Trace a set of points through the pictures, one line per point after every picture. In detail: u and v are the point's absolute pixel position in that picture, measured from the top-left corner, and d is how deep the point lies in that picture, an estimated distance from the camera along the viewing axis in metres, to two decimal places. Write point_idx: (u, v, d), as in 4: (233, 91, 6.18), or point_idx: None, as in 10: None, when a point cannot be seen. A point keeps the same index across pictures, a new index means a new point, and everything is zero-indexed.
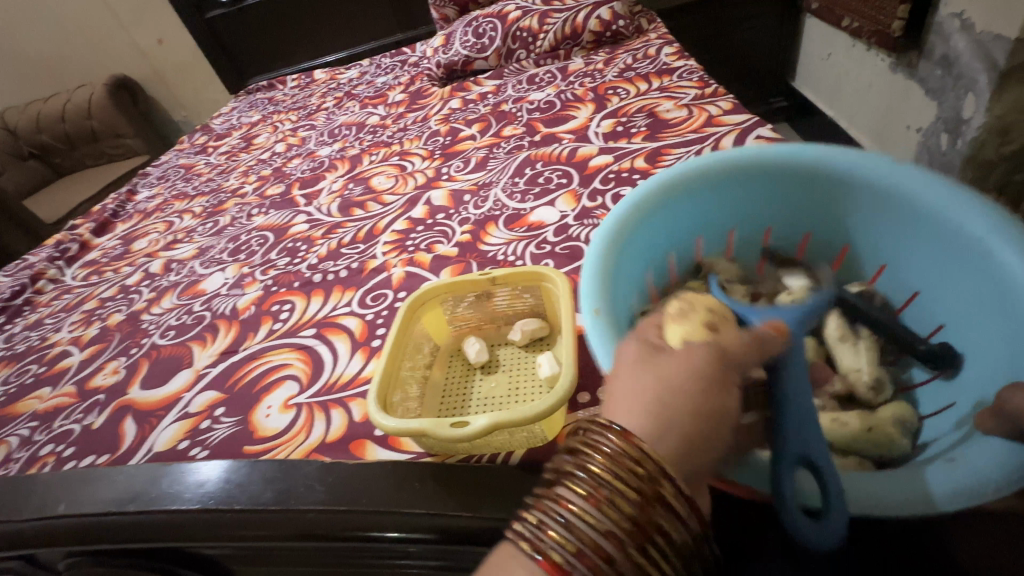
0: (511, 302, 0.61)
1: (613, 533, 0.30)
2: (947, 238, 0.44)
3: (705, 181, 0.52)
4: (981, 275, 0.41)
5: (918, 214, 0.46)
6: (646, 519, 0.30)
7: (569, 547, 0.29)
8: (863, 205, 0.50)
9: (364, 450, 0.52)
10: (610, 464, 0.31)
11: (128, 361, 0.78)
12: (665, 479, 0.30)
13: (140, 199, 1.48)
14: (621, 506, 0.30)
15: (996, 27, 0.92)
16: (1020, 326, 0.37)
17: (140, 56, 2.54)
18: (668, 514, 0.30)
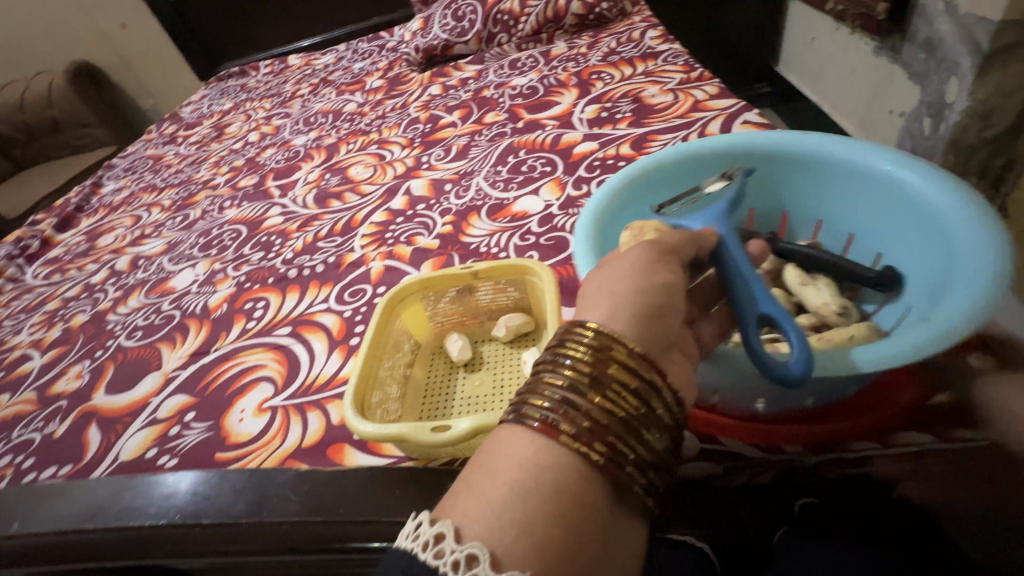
0: (495, 297, 0.59)
1: (582, 393, 0.32)
2: (909, 207, 0.45)
3: (698, 159, 0.54)
4: (933, 236, 0.43)
5: (887, 190, 0.47)
6: (609, 376, 0.32)
7: (546, 411, 0.31)
8: (834, 183, 0.52)
9: (343, 456, 0.50)
10: (569, 343, 0.34)
11: (93, 365, 0.74)
12: (617, 343, 0.33)
13: (105, 192, 1.41)
14: (584, 370, 0.32)
15: (979, 9, 0.92)
16: (952, 256, 0.39)
17: (102, 41, 2.42)
18: (628, 371, 0.32)
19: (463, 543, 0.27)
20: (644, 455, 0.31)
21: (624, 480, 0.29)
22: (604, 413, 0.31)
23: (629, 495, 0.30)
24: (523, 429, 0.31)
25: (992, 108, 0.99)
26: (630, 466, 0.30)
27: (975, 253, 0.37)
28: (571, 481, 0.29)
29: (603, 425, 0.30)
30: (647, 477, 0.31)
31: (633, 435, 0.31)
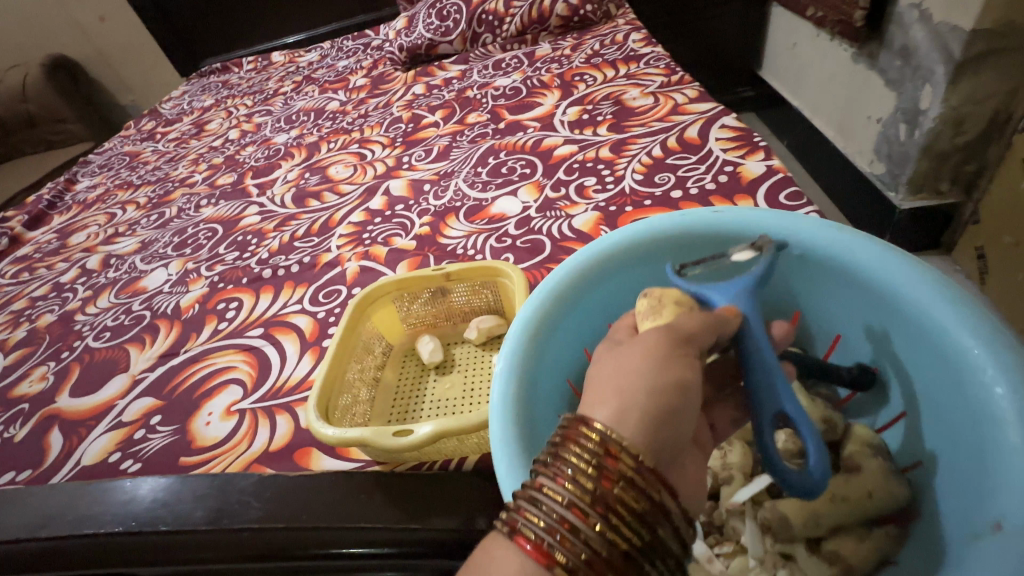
0: (468, 298, 0.59)
1: (586, 516, 0.28)
2: (912, 330, 0.36)
3: (645, 250, 0.45)
4: (949, 381, 0.33)
5: (890, 308, 0.37)
6: (618, 499, 0.28)
7: (542, 533, 0.27)
8: (814, 279, 0.42)
9: (310, 459, 0.49)
10: (576, 448, 0.29)
11: (58, 366, 0.72)
12: (633, 456, 0.29)
13: (79, 189, 1.38)
14: (591, 485, 0.28)
15: (952, 17, 0.93)
16: (975, 415, 0.31)
17: (79, 34, 2.37)
18: (639, 493, 0.29)
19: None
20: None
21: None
22: (606, 544, 0.27)
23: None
24: (512, 545, 0.27)
25: (964, 115, 1.01)
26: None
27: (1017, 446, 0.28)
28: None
29: (602, 559, 0.27)
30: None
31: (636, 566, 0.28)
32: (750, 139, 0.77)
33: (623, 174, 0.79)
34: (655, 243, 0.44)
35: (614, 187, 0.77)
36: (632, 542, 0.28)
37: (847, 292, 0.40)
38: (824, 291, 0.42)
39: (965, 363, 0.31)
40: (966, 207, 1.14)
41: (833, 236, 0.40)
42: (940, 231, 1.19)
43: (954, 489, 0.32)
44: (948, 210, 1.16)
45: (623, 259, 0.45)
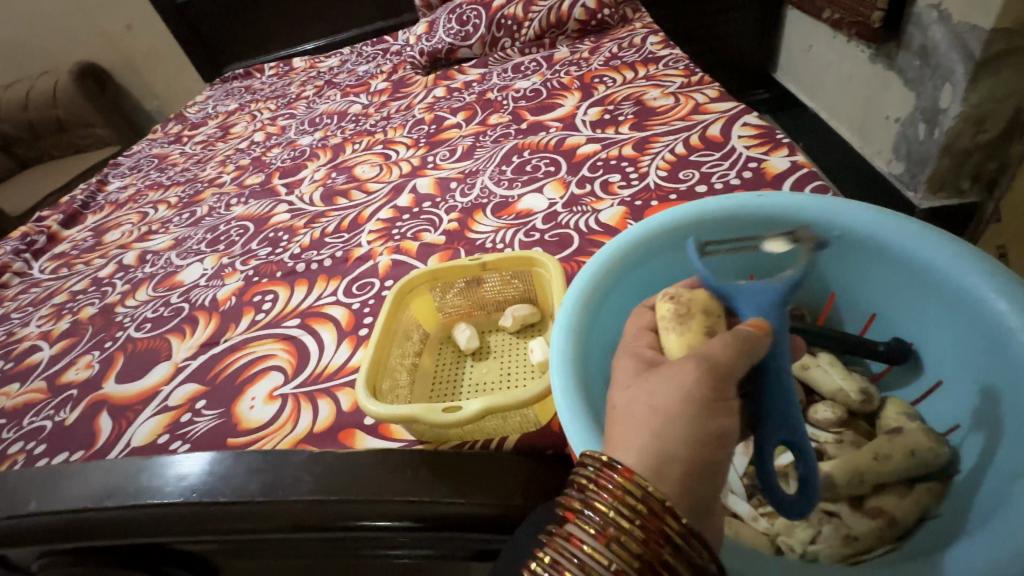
0: (502, 288, 0.61)
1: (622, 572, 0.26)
2: (952, 302, 0.38)
3: (689, 231, 0.46)
4: (988, 347, 0.35)
5: (925, 279, 0.39)
6: (656, 555, 0.27)
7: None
8: (853, 259, 0.44)
9: (354, 440, 0.51)
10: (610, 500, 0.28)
11: (102, 355, 0.75)
12: (670, 511, 0.27)
13: (111, 190, 1.42)
14: (626, 541, 0.27)
15: (973, 17, 0.94)
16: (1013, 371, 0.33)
17: (107, 43, 2.44)
18: (678, 548, 0.27)
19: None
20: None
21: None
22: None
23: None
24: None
25: (985, 114, 1.02)
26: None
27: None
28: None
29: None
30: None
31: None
32: (773, 136, 0.78)
33: (647, 170, 0.80)
34: (698, 225, 0.46)
35: (639, 183, 0.78)
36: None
37: (881, 268, 0.42)
38: (857, 271, 0.44)
39: (1005, 329, 0.33)
40: (987, 206, 1.14)
41: (876, 218, 0.41)
42: (960, 230, 1.19)
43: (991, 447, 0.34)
44: (969, 209, 1.16)
45: (669, 238, 0.46)
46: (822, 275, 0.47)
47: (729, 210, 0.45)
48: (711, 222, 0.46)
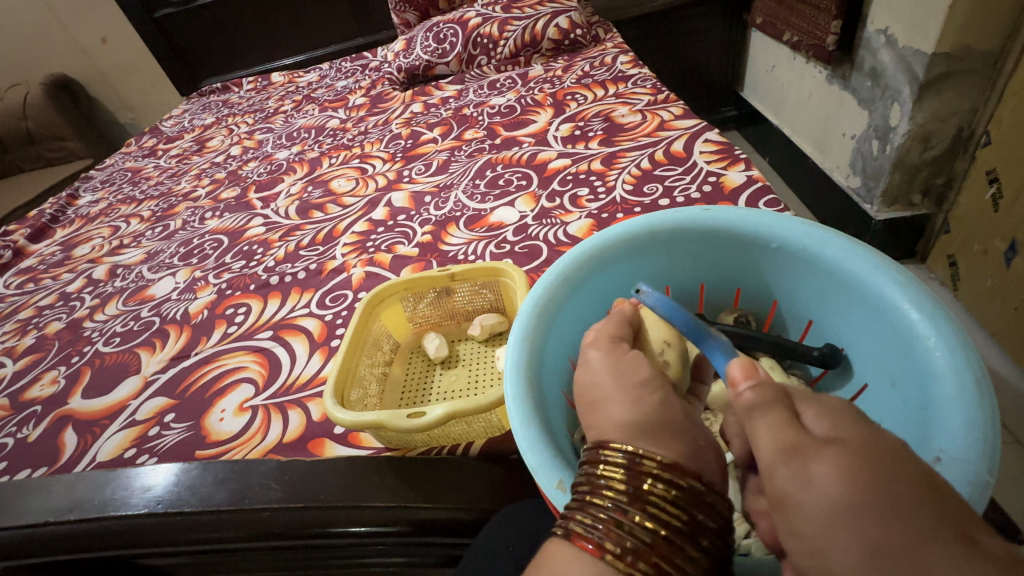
0: (471, 298, 0.62)
1: (622, 510, 0.28)
2: (873, 310, 0.41)
3: (643, 243, 0.49)
4: (901, 352, 0.38)
5: (855, 292, 0.42)
6: (645, 488, 0.29)
7: (601, 530, 0.28)
8: (794, 269, 0.47)
9: (323, 448, 0.52)
10: (599, 463, 0.31)
11: (68, 370, 0.75)
12: (648, 456, 0.30)
13: (82, 204, 1.40)
14: (618, 488, 0.29)
15: (916, 41, 1.01)
16: (923, 382, 0.35)
17: (80, 55, 2.41)
18: (665, 482, 0.29)
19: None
20: (695, 568, 0.28)
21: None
22: (650, 531, 0.28)
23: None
24: (568, 544, 0.28)
25: (931, 132, 1.09)
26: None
27: (953, 396, 0.32)
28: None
29: (648, 541, 0.27)
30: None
31: (682, 545, 0.28)
32: (731, 152, 0.82)
33: (614, 184, 0.84)
34: (652, 238, 0.49)
35: (606, 197, 0.81)
36: (676, 522, 0.28)
37: (818, 279, 0.45)
38: (796, 280, 0.47)
39: (916, 335, 0.37)
40: (937, 218, 1.21)
41: (812, 231, 0.44)
42: (913, 241, 1.26)
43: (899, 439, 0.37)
44: (921, 220, 1.22)
45: (623, 249, 0.49)
46: (766, 282, 0.50)
47: (679, 224, 0.48)
48: (662, 235, 0.48)
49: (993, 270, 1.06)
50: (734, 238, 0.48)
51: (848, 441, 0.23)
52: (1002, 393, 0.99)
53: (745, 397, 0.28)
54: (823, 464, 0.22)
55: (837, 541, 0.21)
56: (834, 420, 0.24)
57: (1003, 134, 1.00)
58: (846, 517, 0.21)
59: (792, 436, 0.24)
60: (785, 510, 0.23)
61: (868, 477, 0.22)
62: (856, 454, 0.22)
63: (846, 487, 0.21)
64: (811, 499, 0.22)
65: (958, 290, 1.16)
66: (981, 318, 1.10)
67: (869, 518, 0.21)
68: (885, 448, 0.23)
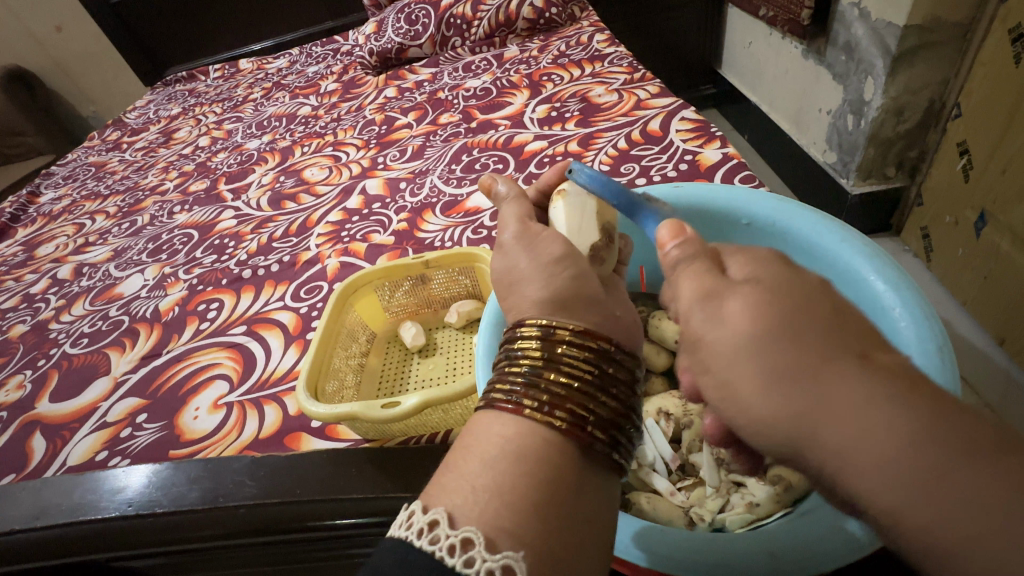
0: (448, 286, 0.62)
1: (540, 372, 0.33)
2: (841, 283, 0.41)
3: None
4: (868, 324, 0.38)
5: (823, 265, 0.42)
6: (561, 353, 0.33)
7: (523, 390, 0.32)
8: (764, 245, 0.47)
9: (300, 442, 0.51)
10: (514, 337, 0.35)
11: (34, 374, 0.72)
12: (561, 326, 0.34)
13: (44, 201, 1.35)
14: (535, 357, 0.34)
15: (888, 14, 1.01)
16: None
17: (35, 45, 2.29)
18: (578, 344, 0.34)
19: (457, 527, 0.26)
20: (608, 414, 0.32)
21: (592, 442, 0.30)
22: (565, 386, 0.32)
23: (603, 456, 0.31)
24: (489, 414, 0.32)
25: (904, 105, 1.10)
26: (595, 429, 0.31)
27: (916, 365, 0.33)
28: (567, 516, 0.28)
29: (563, 394, 0.31)
30: (616, 436, 0.32)
31: (596, 396, 0.32)
32: (707, 130, 0.82)
33: (590, 165, 0.83)
34: None
35: None
36: (588, 376, 0.33)
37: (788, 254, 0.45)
38: None
39: (882, 306, 0.37)
40: (910, 191, 1.23)
41: (784, 207, 0.45)
42: (888, 214, 1.28)
43: None
44: (896, 193, 1.24)
45: None
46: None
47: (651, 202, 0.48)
48: None
49: (963, 241, 1.08)
50: (708, 213, 0.48)
51: (765, 279, 0.26)
52: (970, 359, 1.02)
53: (670, 254, 0.30)
54: (735, 302, 0.25)
55: (745, 376, 0.24)
56: (757, 265, 0.27)
57: (973, 106, 1.01)
58: (747, 350, 0.24)
59: (710, 282, 0.27)
60: (700, 350, 0.27)
61: (774, 307, 0.24)
62: (767, 294, 0.25)
63: (752, 323, 0.24)
64: (724, 336, 0.25)
65: (930, 262, 1.19)
66: (952, 287, 1.13)
67: (779, 344, 0.24)
68: (797, 283, 0.25)
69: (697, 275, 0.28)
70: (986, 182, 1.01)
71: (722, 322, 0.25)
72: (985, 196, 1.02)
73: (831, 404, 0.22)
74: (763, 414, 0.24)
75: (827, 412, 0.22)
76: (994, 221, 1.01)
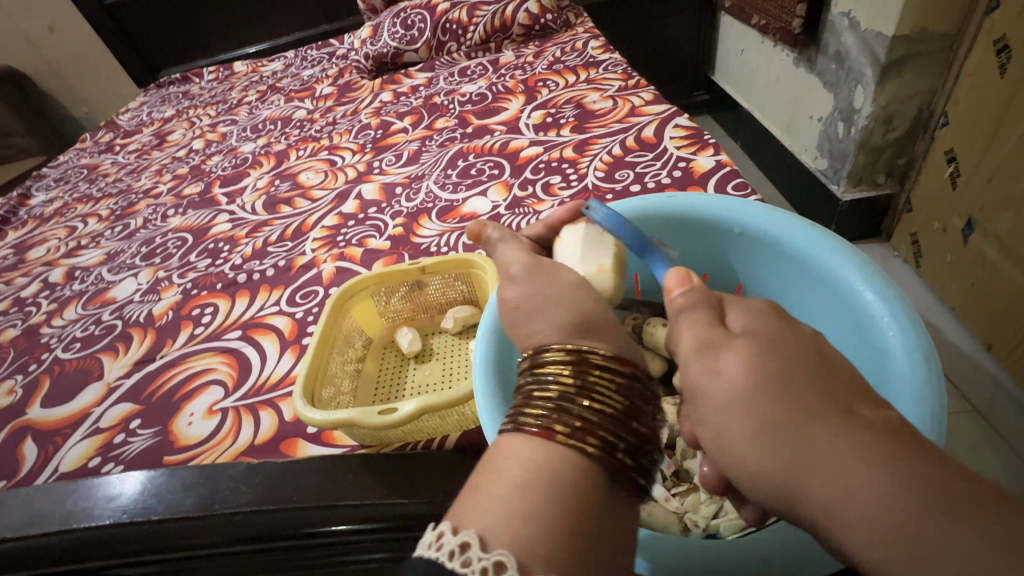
0: (445, 291, 0.62)
1: (570, 398, 0.32)
2: (831, 292, 0.42)
3: None
4: (858, 332, 0.39)
5: (814, 274, 0.43)
6: (591, 380, 0.33)
7: (558, 416, 0.31)
8: (754, 253, 0.48)
9: (296, 448, 0.51)
10: (543, 361, 0.35)
11: (25, 379, 0.72)
12: (592, 355, 0.34)
13: (35, 203, 1.34)
14: (567, 383, 0.33)
15: (877, 24, 1.02)
16: (877, 360, 0.37)
17: (26, 45, 2.27)
18: (607, 374, 0.34)
19: (489, 550, 0.25)
20: (633, 443, 0.32)
21: (621, 468, 0.30)
22: (597, 412, 0.31)
23: (629, 483, 0.30)
24: (521, 435, 0.31)
25: (892, 113, 1.11)
26: (624, 454, 0.30)
27: (904, 373, 0.34)
28: None
29: (595, 420, 0.31)
30: (639, 463, 0.31)
31: (623, 424, 0.32)
32: (701, 137, 0.83)
33: (586, 172, 0.83)
34: None
35: (578, 184, 0.82)
36: (615, 404, 0.33)
37: (778, 262, 0.46)
38: (759, 264, 0.48)
39: (872, 316, 0.38)
40: (900, 197, 1.25)
41: (775, 216, 0.45)
42: (878, 220, 1.30)
43: None
44: (885, 200, 1.26)
45: None
46: (732, 267, 0.51)
47: (644, 211, 0.48)
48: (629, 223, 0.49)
49: (951, 247, 1.10)
50: (700, 221, 0.48)
51: (761, 335, 0.27)
52: (958, 364, 1.04)
53: (678, 300, 0.31)
54: (733, 356, 0.26)
55: (739, 425, 0.25)
56: (751, 317, 0.28)
57: (960, 115, 1.03)
58: (742, 401, 0.25)
59: (707, 333, 0.28)
60: (696, 399, 0.28)
61: (767, 365, 0.25)
62: (763, 350, 0.26)
63: (748, 376, 0.25)
64: (722, 388, 0.26)
65: (919, 267, 1.21)
66: (940, 293, 1.15)
67: (766, 401, 0.25)
68: (790, 338, 0.27)
69: (697, 328, 0.29)
70: (973, 189, 1.03)
71: (718, 374, 0.26)
72: (972, 203, 1.04)
73: (815, 463, 0.23)
74: (753, 465, 0.25)
75: (814, 469, 0.23)
76: (981, 228, 1.03)
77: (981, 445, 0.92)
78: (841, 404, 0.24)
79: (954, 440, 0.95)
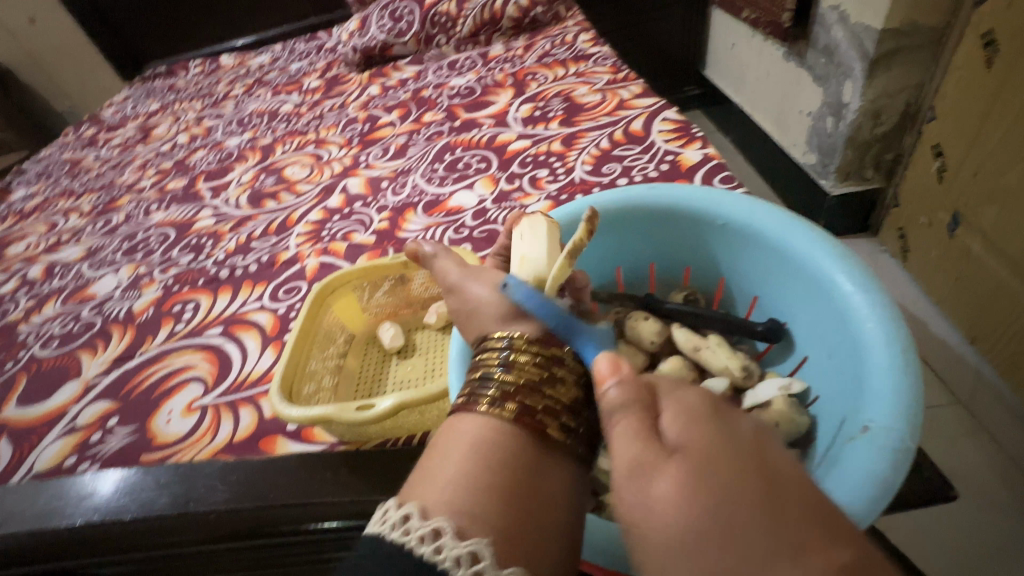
0: (428, 286, 0.61)
1: (495, 376, 0.36)
2: (813, 284, 0.42)
3: None
4: (837, 324, 0.39)
5: (797, 267, 0.43)
6: (516, 357, 0.37)
7: (484, 395, 0.35)
8: (737, 247, 0.48)
9: (275, 445, 0.51)
10: (481, 347, 0.39)
11: (2, 377, 0.70)
12: (518, 336, 0.38)
13: (15, 198, 1.31)
14: (494, 364, 0.37)
15: (866, 18, 1.02)
16: (856, 353, 0.36)
17: (6, 36, 2.22)
18: (532, 349, 0.37)
19: (462, 540, 0.28)
20: (558, 406, 0.35)
21: (540, 428, 0.34)
22: (518, 383, 0.35)
23: (552, 440, 0.34)
24: (457, 414, 0.35)
25: (880, 108, 1.11)
26: (544, 416, 0.34)
27: (881, 367, 0.33)
28: None
29: (514, 390, 0.35)
30: (563, 422, 0.35)
31: (545, 391, 0.35)
32: (688, 131, 0.82)
33: (573, 165, 0.83)
34: (600, 215, 0.48)
35: (565, 178, 0.81)
36: (539, 376, 0.36)
37: (761, 255, 0.46)
38: (741, 257, 0.48)
39: (850, 309, 0.38)
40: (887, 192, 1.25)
41: (757, 209, 0.45)
42: (867, 215, 1.30)
43: (835, 410, 0.38)
44: (874, 194, 1.26)
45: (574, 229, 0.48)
46: (714, 261, 0.51)
47: (627, 204, 0.48)
48: (611, 216, 0.48)
49: (937, 242, 1.10)
50: (681, 213, 0.48)
51: (695, 449, 0.27)
52: (943, 357, 1.05)
53: (612, 394, 0.31)
54: (668, 479, 0.26)
55: (684, 573, 0.24)
56: (685, 425, 0.29)
57: (947, 110, 1.03)
58: (686, 540, 0.24)
59: (646, 453, 0.28)
60: (638, 539, 0.26)
61: (703, 484, 0.25)
62: (696, 466, 0.26)
63: (688, 504, 0.25)
64: (664, 519, 0.25)
65: (906, 261, 1.21)
66: (926, 287, 1.15)
67: (712, 536, 0.24)
68: (724, 452, 0.27)
69: (634, 443, 0.29)
70: (960, 184, 1.03)
71: (657, 506, 0.26)
72: (958, 198, 1.04)
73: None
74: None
75: None
76: (966, 223, 1.03)
77: (964, 438, 0.93)
78: (792, 539, 0.23)
79: (937, 432, 0.96)
